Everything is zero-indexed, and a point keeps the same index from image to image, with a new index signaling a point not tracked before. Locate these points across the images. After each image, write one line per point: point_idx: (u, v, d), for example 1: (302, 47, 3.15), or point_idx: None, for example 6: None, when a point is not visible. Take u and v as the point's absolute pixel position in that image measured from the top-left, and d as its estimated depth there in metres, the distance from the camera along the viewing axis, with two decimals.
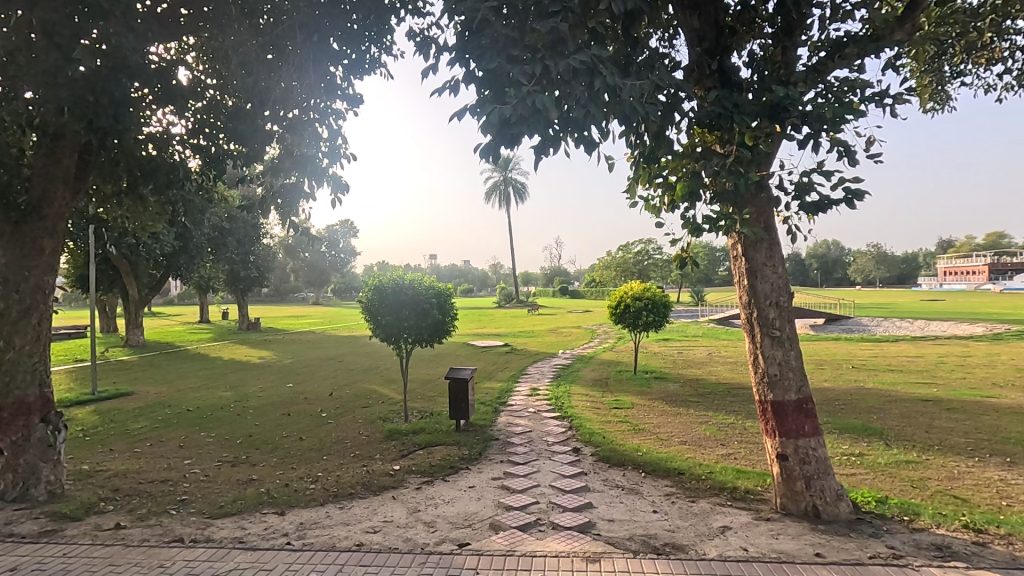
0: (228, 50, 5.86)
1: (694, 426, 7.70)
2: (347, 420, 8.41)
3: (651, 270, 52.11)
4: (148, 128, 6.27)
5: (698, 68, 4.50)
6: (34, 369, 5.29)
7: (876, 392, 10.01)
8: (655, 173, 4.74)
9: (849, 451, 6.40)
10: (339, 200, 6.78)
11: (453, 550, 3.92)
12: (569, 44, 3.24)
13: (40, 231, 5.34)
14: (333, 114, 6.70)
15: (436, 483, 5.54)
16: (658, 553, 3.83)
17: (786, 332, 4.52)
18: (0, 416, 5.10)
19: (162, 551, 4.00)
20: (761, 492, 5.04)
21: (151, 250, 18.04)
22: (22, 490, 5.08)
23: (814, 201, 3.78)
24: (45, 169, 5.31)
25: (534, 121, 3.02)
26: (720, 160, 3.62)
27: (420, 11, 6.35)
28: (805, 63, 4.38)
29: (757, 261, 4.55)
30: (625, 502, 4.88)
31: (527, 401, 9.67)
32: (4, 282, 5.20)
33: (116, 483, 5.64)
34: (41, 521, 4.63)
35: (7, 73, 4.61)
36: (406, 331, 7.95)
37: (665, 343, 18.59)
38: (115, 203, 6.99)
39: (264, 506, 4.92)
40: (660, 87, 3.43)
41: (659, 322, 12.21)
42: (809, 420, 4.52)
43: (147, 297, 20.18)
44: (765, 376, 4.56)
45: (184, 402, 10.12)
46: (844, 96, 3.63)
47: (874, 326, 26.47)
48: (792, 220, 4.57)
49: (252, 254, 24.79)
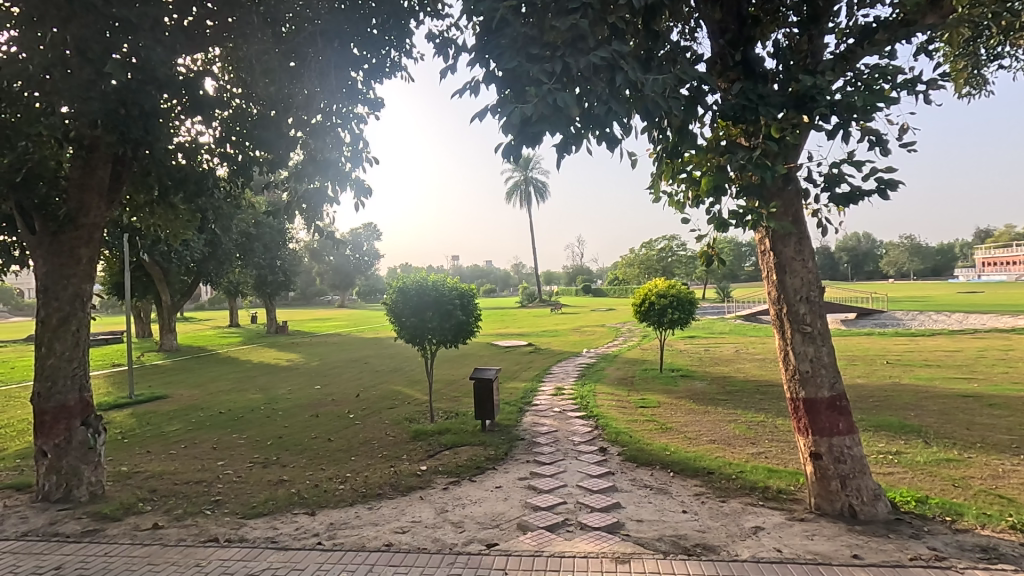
0: (251, 58, 5.94)
1: (724, 425, 7.58)
2: (373, 421, 8.48)
3: (675, 266, 52.11)
4: (177, 138, 6.42)
5: (721, 60, 4.41)
6: (74, 374, 5.43)
7: (912, 388, 9.72)
8: (678, 168, 4.65)
9: (885, 449, 6.22)
10: (362, 203, 6.85)
11: (481, 550, 3.92)
12: (589, 40, 3.20)
13: (77, 240, 5.50)
14: (355, 118, 6.76)
15: (463, 483, 5.55)
16: (689, 553, 3.77)
17: (817, 328, 4.40)
18: (44, 420, 5.30)
19: (197, 551, 4.10)
20: (794, 492, 4.93)
21: (182, 257, 18.57)
22: (65, 491, 5.29)
23: (844, 193, 3.68)
24: (81, 180, 5.50)
25: (556, 120, 2.99)
26: (747, 154, 3.50)
27: (440, 14, 6.36)
28: (832, 51, 4.26)
29: (785, 255, 4.45)
30: (654, 502, 4.82)
31: (552, 401, 9.64)
32: (45, 292, 5.39)
33: (153, 484, 5.81)
34: (83, 521, 4.79)
35: (43, 89, 4.74)
36: (430, 332, 7.97)
37: (691, 341, 18.45)
38: (147, 212, 7.19)
39: (295, 507, 5.01)
40: (683, 80, 3.36)
41: (685, 319, 12.01)
42: (843, 418, 4.38)
43: (178, 302, 20.72)
44: (796, 373, 4.45)
45: (217, 404, 10.38)
46: (875, 83, 3.51)
47: (909, 320, 25.71)
48: (822, 213, 4.48)
49: (278, 259, 24.98)
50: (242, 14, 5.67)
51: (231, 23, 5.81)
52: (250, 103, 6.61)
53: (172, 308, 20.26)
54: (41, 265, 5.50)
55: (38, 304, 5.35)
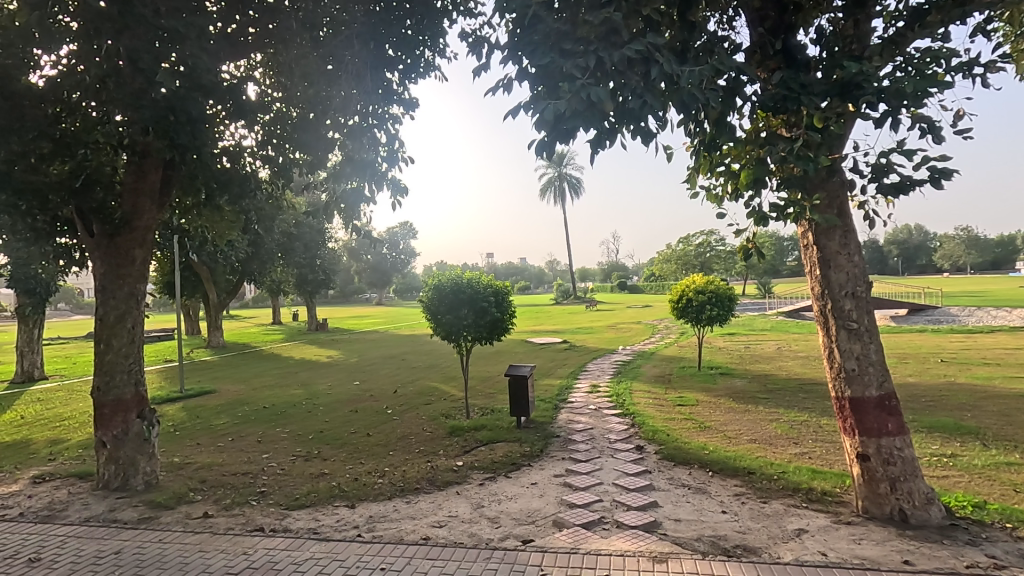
0: (291, 63, 6.10)
1: (765, 424, 7.37)
2: (410, 416, 8.63)
3: (713, 261, 51.01)
4: (222, 142, 6.67)
5: (760, 49, 4.29)
6: (130, 369, 5.72)
7: (969, 388, 9.23)
8: (716, 161, 4.56)
9: (939, 452, 5.94)
10: (399, 202, 6.97)
11: (517, 546, 3.94)
12: (623, 33, 3.17)
13: (131, 242, 5.77)
14: (390, 119, 6.88)
15: (499, 479, 5.59)
16: (729, 555, 3.70)
17: (864, 325, 4.24)
18: (103, 412, 5.59)
19: (245, 539, 4.26)
20: (841, 494, 4.77)
21: (228, 257, 19.28)
22: (123, 479, 5.59)
23: (893, 183, 3.53)
24: (134, 184, 5.78)
25: (589, 115, 2.97)
26: (788, 145, 3.39)
27: (472, 12, 6.39)
28: (880, 36, 4.08)
29: (830, 249, 4.30)
30: (693, 502, 4.75)
31: (588, 398, 9.59)
32: (104, 291, 5.69)
33: (203, 475, 6.06)
34: (139, 509, 5.05)
35: (99, 99, 4.99)
36: (465, 329, 8.03)
37: (731, 338, 18.04)
38: (195, 214, 7.49)
39: (335, 499, 5.14)
40: (721, 71, 3.28)
41: (723, 316, 11.75)
42: (893, 418, 4.20)
43: (225, 301, 21.55)
44: (841, 371, 4.29)
45: (261, 399, 10.75)
46: (927, 67, 3.35)
47: (965, 316, 24.42)
48: (870, 205, 4.30)
49: (318, 258, 25.70)
50: (282, 20, 5.83)
51: (272, 29, 5.99)
52: (290, 107, 6.77)
53: (219, 306, 21.09)
54: (99, 265, 5.80)
55: (97, 303, 5.65)
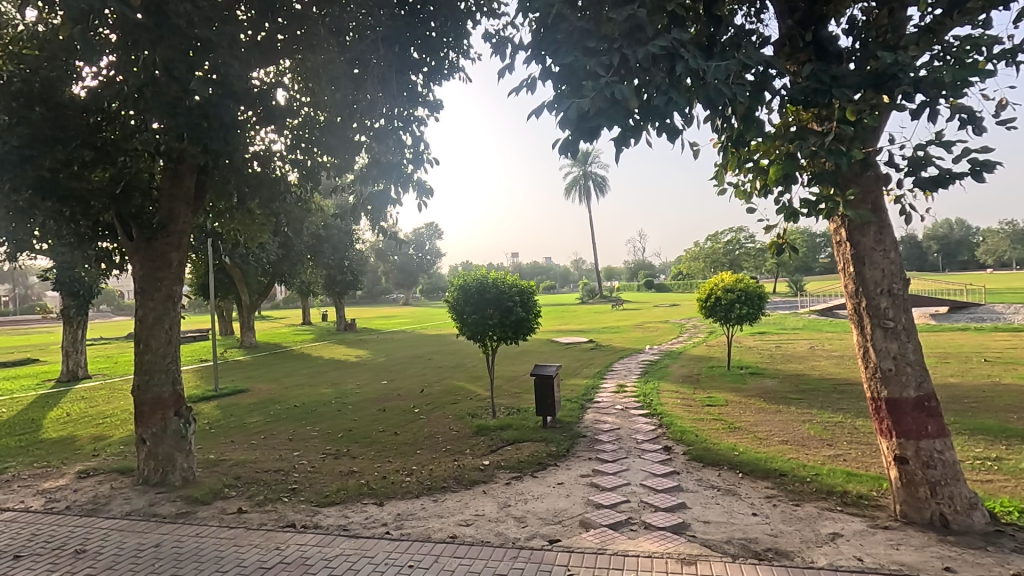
0: (318, 68, 6.21)
1: (797, 425, 7.20)
2: (437, 416, 8.71)
3: (743, 259, 50.02)
4: (253, 147, 6.84)
5: (790, 42, 4.19)
6: (167, 368, 5.90)
7: (1015, 388, 8.85)
8: (744, 157, 4.48)
9: (983, 455, 5.71)
10: (424, 203, 7.04)
11: (544, 546, 3.94)
12: (647, 29, 3.14)
13: (168, 245, 5.96)
14: (415, 121, 6.95)
15: (525, 479, 5.60)
16: (760, 558, 3.63)
17: (901, 323, 4.11)
18: (143, 409, 5.80)
19: (277, 535, 4.37)
20: (877, 498, 4.63)
21: (259, 259, 19.76)
22: (162, 475, 5.78)
23: (931, 176, 3.42)
24: (170, 190, 5.96)
25: (614, 113, 2.95)
26: (819, 139, 3.31)
27: (496, 12, 6.41)
28: (916, 24, 3.95)
29: (864, 245, 4.18)
30: (722, 503, 4.67)
31: (615, 398, 9.51)
32: (143, 293, 5.89)
33: (237, 471, 6.23)
34: (177, 504, 5.22)
35: (137, 108, 5.18)
36: (490, 329, 8.06)
37: (762, 337, 17.67)
38: (228, 218, 7.70)
39: (364, 497, 5.22)
40: (748, 65, 3.22)
41: (753, 314, 11.52)
42: (932, 419, 4.05)
43: (256, 302, 22.08)
44: (877, 371, 4.17)
45: (292, 398, 10.99)
46: (967, 56, 3.23)
47: (1011, 313, 23.43)
48: (907, 199, 4.17)
49: (346, 259, 26.13)
50: (309, 26, 5.95)
51: (300, 36, 6.11)
52: (318, 111, 6.90)
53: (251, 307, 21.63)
54: (138, 268, 6.01)
55: (137, 305, 5.86)
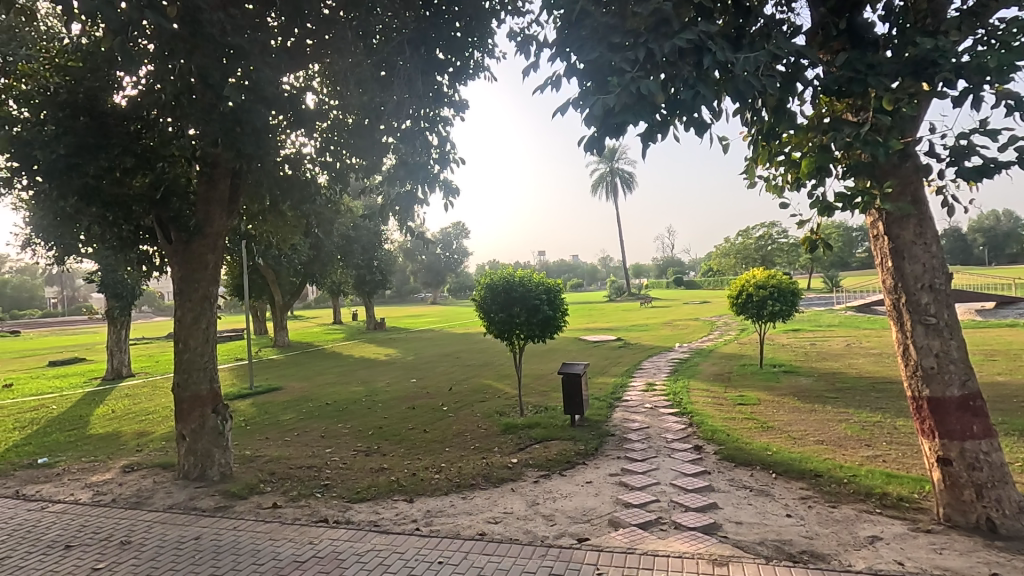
0: (346, 71, 6.31)
1: (834, 425, 7.00)
2: (465, 414, 8.76)
3: (775, 254, 48.82)
4: (284, 151, 6.99)
5: (823, 30, 4.07)
6: (205, 367, 6.09)
7: None
8: (776, 150, 4.37)
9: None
10: (451, 203, 7.09)
11: (573, 544, 3.94)
12: (673, 22, 3.10)
13: (205, 247, 6.14)
14: (441, 121, 7.01)
15: (553, 477, 5.59)
16: (794, 560, 3.54)
17: (944, 319, 3.96)
18: (182, 406, 6.00)
19: (311, 529, 4.47)
20: (919, 500, 4.47)
21: (291, 261, 20.19)
22: (201, 470, 5.97)
23: (975, 166, 3.28)
24: (206, 194, 6.15)
25: (640, 108, 2.92)
26: (853, 130, 3.21)
27: (520, 11, 6.40)
28: (958, 8, 3.79)
29: (903, 239, 4.04)
30: (755, 504, 4.58)
31: (643, 397, 9.40)
32: (182, 294, 6.09)
33: (272, 467, 6.39)
34: (216, 498, 5.39)
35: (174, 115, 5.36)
36: (517, 327, 8.07)
37: (796, 334, 17.23)
38: (261, 220, 7.90)
39: (394, 493, 5.30)
40: (778, 56, 3.15)
41: (786, 311, 11.24)
42: (978, 419, 3.89)
43: (289, 302, 22.59)
44: (918, 369, 4.02)
45: (324, 396, 11.22)
46: (1013, 39, 3.08)
47: None
48: (948, 189, 4.01)
49: (375, 260, 26.50)
50: (337, 30, 6.04)
51: (328, 40, 6.21)
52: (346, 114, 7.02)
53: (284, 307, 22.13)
54: (176, 270, 6.21)
55: (176, 306, 6.07)
